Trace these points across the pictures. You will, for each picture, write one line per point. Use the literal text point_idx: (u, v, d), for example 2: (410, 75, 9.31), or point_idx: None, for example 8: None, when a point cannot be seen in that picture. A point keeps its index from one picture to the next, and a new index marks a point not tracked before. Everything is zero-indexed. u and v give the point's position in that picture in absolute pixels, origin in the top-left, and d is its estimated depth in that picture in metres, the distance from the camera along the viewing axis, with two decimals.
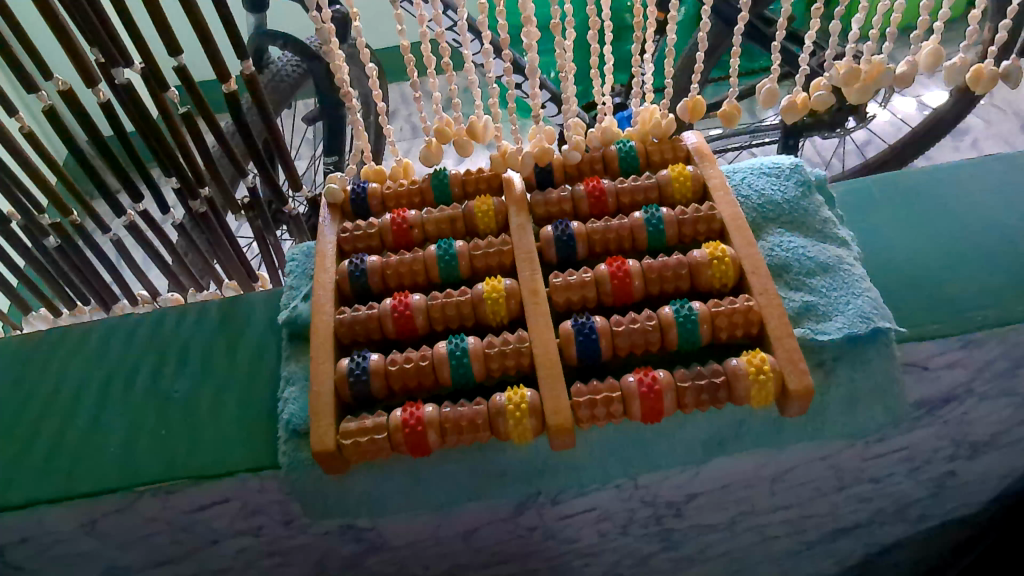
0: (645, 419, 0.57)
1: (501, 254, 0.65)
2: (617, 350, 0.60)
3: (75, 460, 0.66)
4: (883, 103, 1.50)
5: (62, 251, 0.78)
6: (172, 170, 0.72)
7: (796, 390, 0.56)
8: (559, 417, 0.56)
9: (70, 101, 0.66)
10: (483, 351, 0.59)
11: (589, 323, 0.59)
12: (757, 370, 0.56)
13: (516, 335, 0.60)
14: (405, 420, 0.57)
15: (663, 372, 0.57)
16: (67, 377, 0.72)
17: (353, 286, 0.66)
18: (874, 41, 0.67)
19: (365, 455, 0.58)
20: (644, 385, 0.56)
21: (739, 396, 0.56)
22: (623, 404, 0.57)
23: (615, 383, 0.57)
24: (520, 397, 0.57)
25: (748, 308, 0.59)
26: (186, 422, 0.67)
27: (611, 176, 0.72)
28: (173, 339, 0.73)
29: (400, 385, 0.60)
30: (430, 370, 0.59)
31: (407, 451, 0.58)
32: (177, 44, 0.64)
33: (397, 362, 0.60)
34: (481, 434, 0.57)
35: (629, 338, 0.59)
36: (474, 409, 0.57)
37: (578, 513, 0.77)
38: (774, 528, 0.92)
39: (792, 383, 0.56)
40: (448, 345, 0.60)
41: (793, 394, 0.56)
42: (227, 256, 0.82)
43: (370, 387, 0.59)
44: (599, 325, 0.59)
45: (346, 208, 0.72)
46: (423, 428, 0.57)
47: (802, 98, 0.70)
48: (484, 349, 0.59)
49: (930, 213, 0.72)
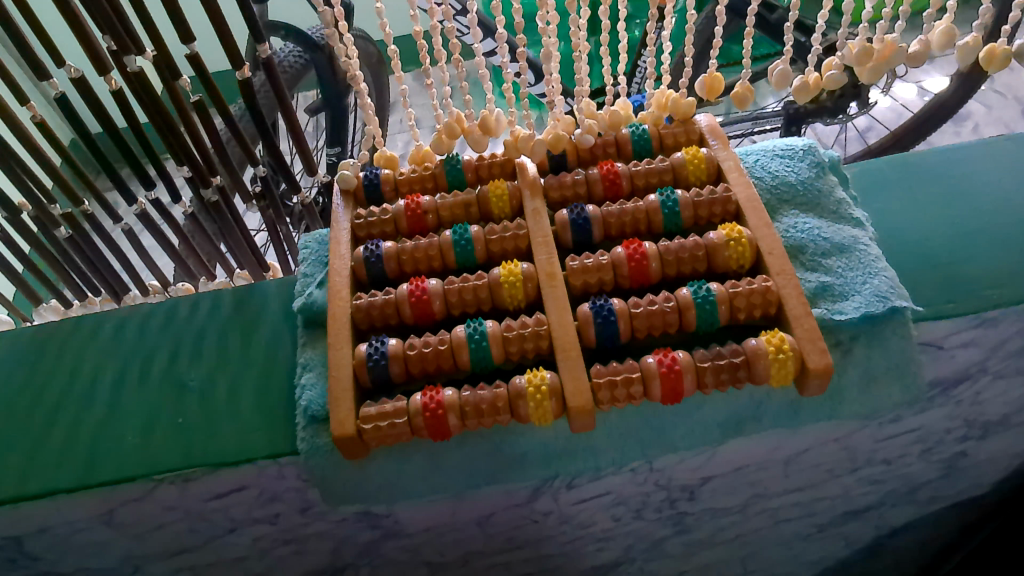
0: (665, 401, 0.57)
1: (517, 238, 0.65)
2: (635, 332, 0.60)
3: (92, 450, 0.66)
4: (885, 89, 1.49)
5: (73, 241, 0.78)
6: (184, 158, 0.71)
7: (816, 369, 0.56)
8: (580, 398, 0.56)
9: (82, 89, 0.65)
10: (502, 335, 0.59)
11: (608, 305, 0.59)
12: (777, 350, 0.56)
13: (535, 318, 0.60)
14: (425, 404, 0.57)
15: (682, 353, 0.57)
16: (81, 367, 0.72)
17: (369, 272, 0.65)
18: (887, 21, 0.66)
19: (386, 439, 0.58)
20: (664, 366, 0.56)
21: (759, 375, 0.56)
22: (644, 385, 0.57)
23: (635, 364, 0.57)
24: (540, 379, 0.57)
25: (766, 289, 0.59)
26: (203, 411, 0.67)
27: (624, 159, 0.72)
28: (188, 329, 0.73)
29: (419, 370, 0.60)
30: (449, 354, 0.59)
31: (427, 435, 0.58)
32: (189, 31, 0.63)
33: (416, 346, 0.60)
34: (501, 417, 0.57)
35: (648, 320, 0.59)
36: (494, 392, 0.57)
37: (593, 497, 0.78)
38: (786, 511, 0.93)
39: (812, 362, 0.56)
40: (467, 329, 0.60)
41: (813, 372, 0.56)
42: (239, 245, 0.82)
43: (389, 371, 0.60)
44: (617, 306, 0.59)
45: (359, 194, 0.72)
46: (443, 412, 0.57)
47: (814, 78, 0.70)
48: (502, 332, 0.59)
49: (944, 194, 0.72)
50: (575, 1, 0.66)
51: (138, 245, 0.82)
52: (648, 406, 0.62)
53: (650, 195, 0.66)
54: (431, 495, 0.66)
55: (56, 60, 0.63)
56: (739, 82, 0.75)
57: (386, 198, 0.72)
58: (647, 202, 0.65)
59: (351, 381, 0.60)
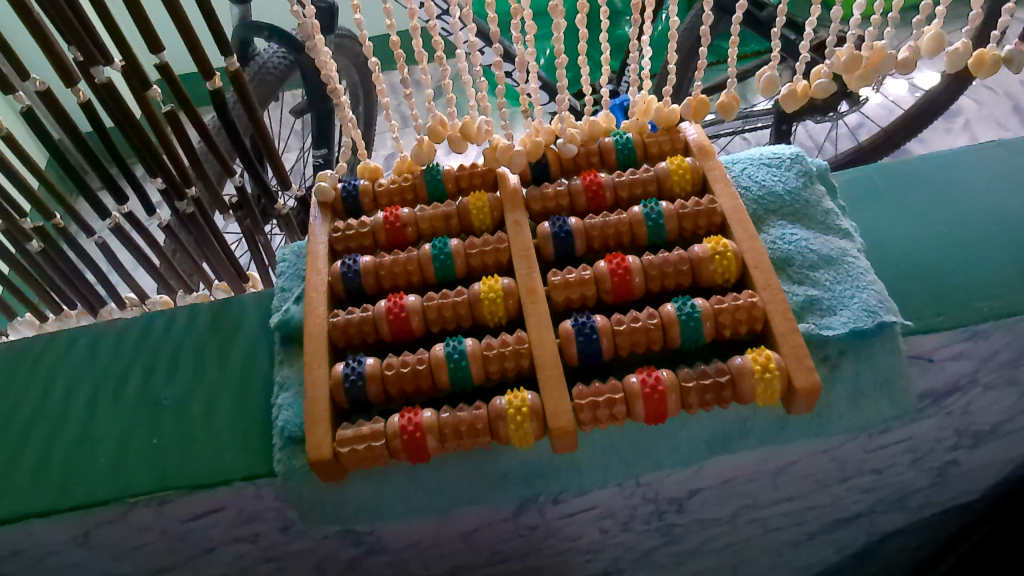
0: (648, 421, 0.56)
1: (497, 252, 0.63)
2: (618, 349, 0.58)
3: (65, 472, 0.64)
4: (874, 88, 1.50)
5: (46, 255, 0.76)
6: (157, 170, 0.69)
7: (803, 388, 0.55)
8: (562, 419, 0.54)
9: (50, 102, 0.63)
10: (482, 353, 0.58)
11: (590, 322, 0.58)
12: (764, 369, 0.55)
13: (515, 336, 0.58)
14: (403, 427, 0.56)
15: (666, 372, 0.56)
16: (54, 385, 0.70)
17: (346, 287, 0.64)
18: (876, 28, 0.65)
19: (362, 463, 0.56)
20: (648, 386, 0.55)
21: (745, 394, 0.55)
22: (627, 406, 0.55)
23: (619, 384, 0.56)
24: (521, 401, 0.55)
25: (752, 304, 0.57)
26: (178, 431, 0.65)
27: (608, 169, 0.70)
28: (163, 344, 0.71)
29: (397, 390, 0.58)
30: (427, 374, 0.58)
31: (406, 457, 0.56)
32: (158, 41, 0.61)
33: (393, 366, 0.58)
34: (481, 439, 0.56)
35: (632, 336, 0.57)
36: (473, 413, 0.56)
37: (580, 511, 0.76)
38: (776, 520, 0.92)
39: (799, 381, 0.55)
40: (446, 348, 0.58)
41: (800, 392, 0.55)
42: (217, 258, 0.80)
43: (366, 392, 0.58)
44: (599, 323, 0.57)
45: (337, 206, 0.70)
46: (422, 434, 0.56)
47: (802, 86, 0.68)
48: (482, 351, 0.58)
49: (934, 201, 0.71)
50: (553, 9, 0.64)
51: (113, 257, 0.81)
52: (632, 425, 0.61)
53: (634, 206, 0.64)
54: (411, 515, 0.65)
55: (22, 73, 0.61)
56: (724, 90, 0.74)
57: (365, 209, 0.71)
58: (633, 214, 0.63)
59: (327, 402, 0.58)
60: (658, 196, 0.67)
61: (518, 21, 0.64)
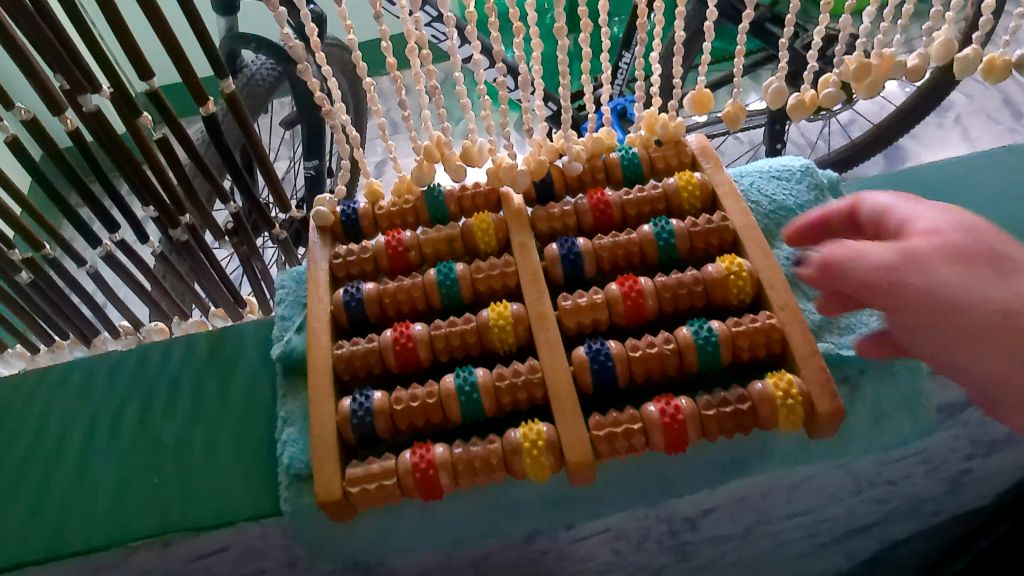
0: (667, 451, 0.54)
1: (504, 277, 0.61)
2: (633, 376, 0.57)
3: (62, 515, 0.62)
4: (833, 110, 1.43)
5: (36, 286, 0.73)
6: (149, 198, 0.67)
7: (826, 413, 0.53)
8: (579, 452, 0.53)
9: (36, 132, 0.61)
10: (493, 384, 0.56)
11: (604, 348, 0.56)
12: (785, 395, 0.54)
13: (527, 365, 0.57)
14: (415, 464, 0.54)
15: (685, 399, 0.54)
16: (49, 423, 0.68)
17: (349, 316, 0.62)
18: (886, 35, 0.63)
19: (374, 502, 0.54)
20: (667, 416, 0.53)
21: (766, 421, 0.54)
22: (645, 437, 0.54)
23: (635, 414, 0.54)
24: (536, 434, 0.54)
25: (770, 326, 0.56)
26: (180, 469, 0.63)
27: (614, 185, 0.68)
28: (161, 378, 0.69)
29: (406, 424, 0.56)
30: (437, 408, 0.56)
31: (418, 495, 0.55)
32: (148, 67, 0.59)
33: (401, 400, 0.56)
34: (496, 474, 0.54)
35: (647, 363, 0.56)
36: (487, 448, 0.54)
37: (593, 534, 0.75)
38: (789, 533, 0.90)
39: (822, 406, 0.53)
40: (456, 379, 0.56)
41: (823, 417, 0.53)
42: (212, 285, 0.78)
43: (375, 427, 0.56)
44: (614, 350, 0.56)
45: (336, 230, 0.68)
46: (435, 471, 0.54)
47: (810, 95, 0.67)
48: (493, 382, 0.56)
49: (947, 210, 0.70)
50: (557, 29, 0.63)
51: (106, 286, 0.78)
52: (649, 452, 0.59)
53: (643, 226, 0.62)
54: (423, 548, 0.63)
55: (7, 103, 0.59)
56: (730, 101, 0.72)
57: (365, 232, 0.69)
58: (644, 233, 0.62)
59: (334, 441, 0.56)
60: (667, 213, 0.66)
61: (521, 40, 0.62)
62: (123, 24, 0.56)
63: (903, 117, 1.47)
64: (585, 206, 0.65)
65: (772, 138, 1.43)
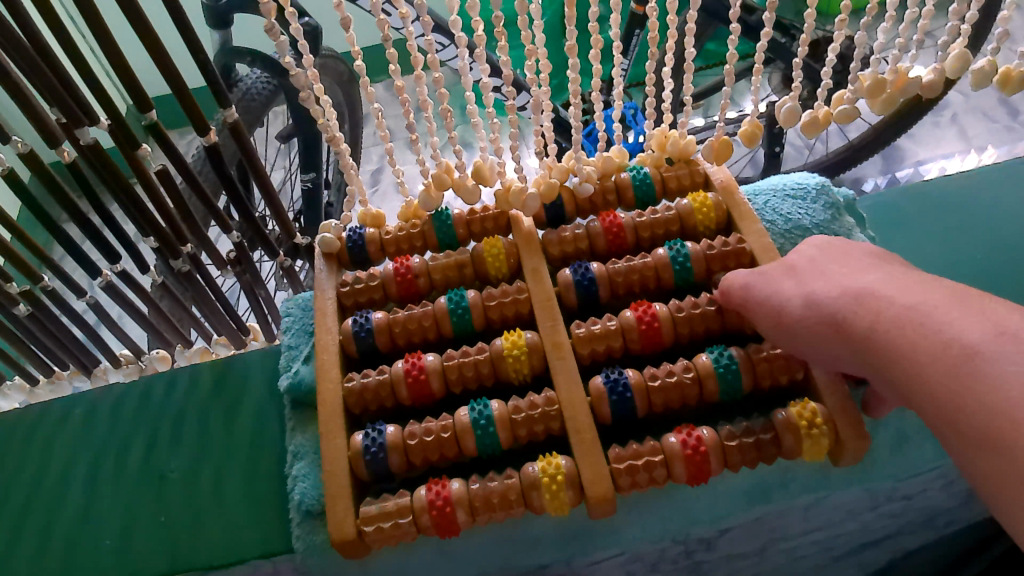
0: (690, 483, 0.53)
1: (517, 304, 0.60)
2: (652, 406, 0.55)
3: (68, 557, 0.60)
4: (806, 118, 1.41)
5: (34, 319, 0.72)
6: (149, 229, 0.65)
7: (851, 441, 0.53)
8: (600, 486, 0.52)
9: (33, 165, 0.59)
10: (509, 417, 0.55)
11: (623, 379, 0.55)
12: (809, 424, 0.53)
13: (543, 396, 0.55)
14: (431, 501, 0.53)
15: (707, 430, 0.54)
16: (51, 460, 0.66)
17: (359, 347, 0.60)
18: (901, 50, 0.62)
19: (391, 541, 0.53)
20: (689, 447, 0.52)
21: (790, 449, 0.53)
22: (667, 470, 0.53)
23: (657, 445, 0.53)
24: (555, 467, 0.53)
25: (791, 352, 0.55)
26: (187, 506, 0.61)
27: (626, 206, 0.67)
28: (165, 411, 0.67)
29: (421, 459, 0.55)
30: (452, 443, 0.55)
31: (435, 533, 0.53)
32: (147, 98, 0.57)
33: (416, 435, 0.55)
34: (515, 510, 0.53)
35: (667, 392, 0.55)
36: (505, 483, 0.53)
37: (608, 558, 0.73)
38: (804, 548, 0.89)
39: (847, 434, 0.52)
40: (471, 412, 0.55)
41: (848, 444, 0.52)
42: (215, 313, 0.76)
43: (389, 463, 0.55)
44: (633, 380, 0.54)
45: (342, 256, 0.67)
46: (451, 509, 0.53)
47: (824, 112, 0.66)
48: (509, 415, 0.55)
49: (962, 225, 0.69)
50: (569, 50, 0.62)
51: (106, 316, 0.76)
52: (668, 482, 0.58)
53: (657, 249, 0.61)
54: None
55: (2, 136, 0.57)
56: (746, 119, 0.71)
57: (374, 258, 0.67)
58: (659, 257, 0.60)
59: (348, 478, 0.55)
60: (680, 235, 0.65)
61: (532, 63, 0.61)
62: (122, 55, 0.54)
63: (897, 118, 1.46)
64: (598, 229, 0.64)
65: (772, 142, 1.43)
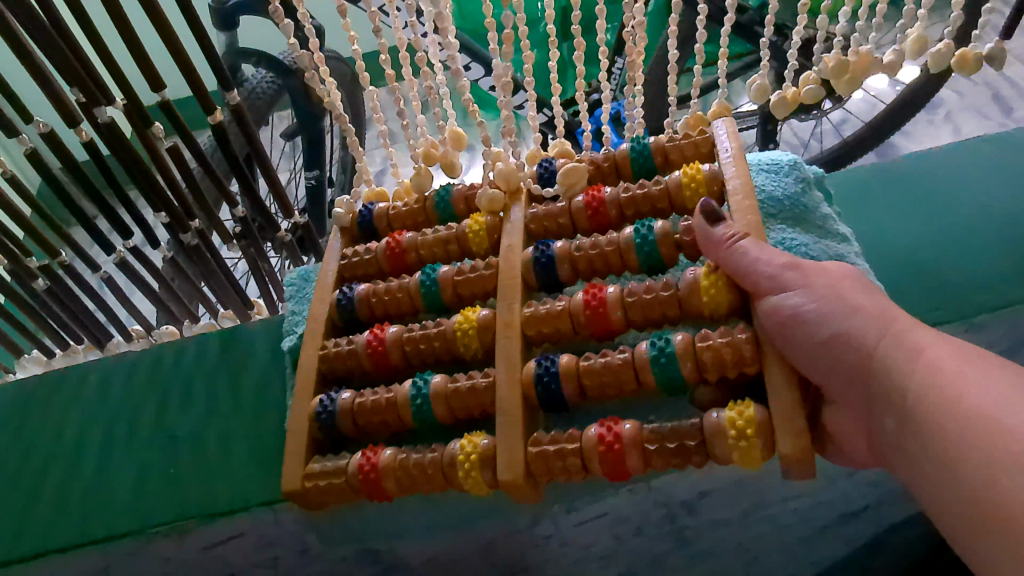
0: (606, 476, 0.55)
1: (484, 279, 0.64)
2: (585, 388, 0.58)
3: (84, 509, 0.65)
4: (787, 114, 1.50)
5: (52, 293, 0.76)
6: (161, 205, 0.70)
7: (790, 454, 0.51)
8: (512, 467, 0.55)
9: (54, 145, 0.64)
10: (446, 391, 0.60)
11: (554, 363, 0.58)
12: (740, 432, 0.53)
13: (482, 374, 0.60)
14: (361, 466, 0.59)
15: (629, 424, 0.55)
16: (69, 422, 0.70)
17: (341, 314, 0.67)
18: (861, 32, 0.65)
19: (328, 495, 0.60)
20: (604, 442, 0.55)
21: (718, 453, 0.54)
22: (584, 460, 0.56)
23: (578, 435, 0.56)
24: (473, 446, 0.57)
25: (737, 345, 0.54)
26: (195, 461, 0.66)
27: (626, 178, 0.71)
28: (175, 376, 0.71)
29: (366, 424, 0.61)
30: (392, 410, 0.61)
31: (366, 495, 0.60)
32: (159, 78, 0.62)
33: (364, 398, 0.61)
34: (436, 483, 0.59)
35: (598, 378, 0.57)
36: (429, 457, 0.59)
37: (593, 518, 0.78)
38: (786, 517, 0.93)
39: (786, 446, 0.51)
40: (413, 386, 0.61)
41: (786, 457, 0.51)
42: (223, 289, 0.81)
43: (337, 425, 0.61)
44: (562, 365, 0.58)
45: (353, 228, 0.73)
46: (378, 476, 0.59)
47: (792, 93, 0.68)
48: (446, 389, 0.60)
49: (924, 196, 0.73)
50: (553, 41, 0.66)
51: (120, 292, 0.81)
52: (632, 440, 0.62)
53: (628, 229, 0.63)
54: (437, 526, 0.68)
55: (26, 116, 0.62)
56: (717, 100, 0.71)
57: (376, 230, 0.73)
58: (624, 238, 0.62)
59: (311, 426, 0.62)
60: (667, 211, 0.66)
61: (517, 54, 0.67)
62: (135, 37, 0.59)
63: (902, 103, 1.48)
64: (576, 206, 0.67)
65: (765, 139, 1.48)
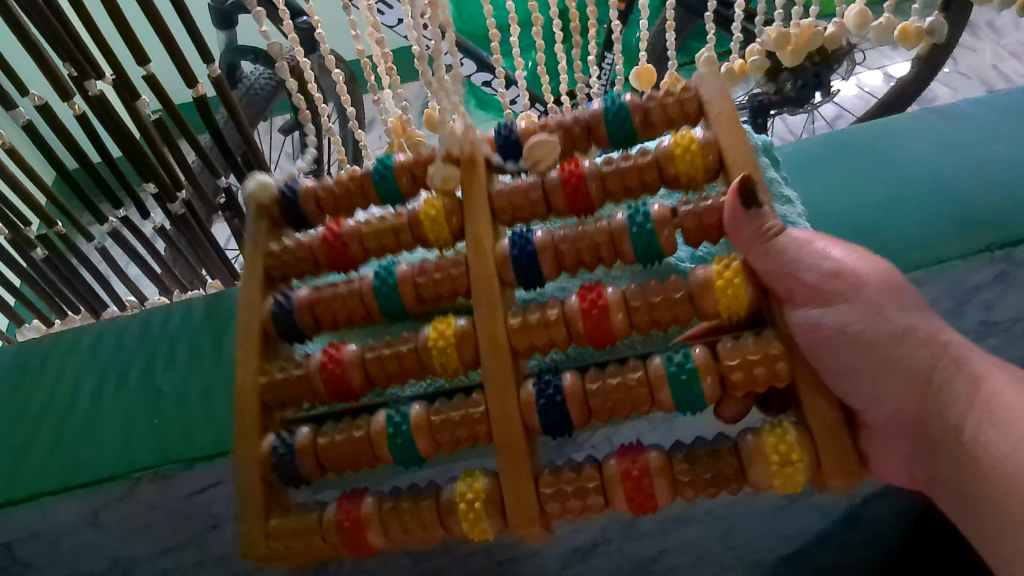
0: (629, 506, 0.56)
1: (452, 281, 0.61)
2: (590, 411, 0.56)
3: (75, 456, 0.69)
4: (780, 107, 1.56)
5: (49, 262, 0.81)
6: (150, 178, 0.75)
7: (834, 474, 0.53)
8: (524, 508, 0.54)
9: (48, 116, 0.69)
10: (427, 421, 0.57)
11: (554, 384, 0.55)
12: (783, 458, 0.53)
13: (472, 400, 0.57)
14: (339, 520, 0.57)
15: (654, 456, 0.55)
16: (61, 380, 0.75)
17: (281, 327, 0.62)
18: (802, 6, 0.69)
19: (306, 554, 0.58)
20: (632, 475, 0.55)
21: (756, 479, 0.55)
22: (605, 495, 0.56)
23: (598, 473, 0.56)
24: (474, 489, 0.56)
25: (772, 363, 0.53)
26: (178, 412, 0.70)
27: (599, 141, 0.65)
28: (162, 336, 0.76)
29: (332, 462, 0.58)
30: (365, 444, 0.58)
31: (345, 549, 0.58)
32: (145, 55, 0.67)
33: (326, 435, 0.58)
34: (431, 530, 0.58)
35: (608, 397, 0.55)
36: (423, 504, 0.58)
37: None
38: None
39: (828, 460, 0.52)
40: (386, 416, 0.58)
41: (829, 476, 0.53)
42: (208, 257, 0.86)
43: (299, 466, 0.58)
44: (566, 385, 0.55)
45: (273, 210, 0.65)
46: (361, 525, 0.57)
47: (739, 64, 0.72)
48: (428, 419, 0.57)
49: (874, 164, 0.76)
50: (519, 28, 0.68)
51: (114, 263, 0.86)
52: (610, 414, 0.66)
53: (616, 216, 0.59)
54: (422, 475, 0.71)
55: (21, 90, 0.66)
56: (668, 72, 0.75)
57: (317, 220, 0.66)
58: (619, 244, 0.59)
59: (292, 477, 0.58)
60: (659, 181, 0.62)
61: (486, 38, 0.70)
62: (123, 16, 0.64)
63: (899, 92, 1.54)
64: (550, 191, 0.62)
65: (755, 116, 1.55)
